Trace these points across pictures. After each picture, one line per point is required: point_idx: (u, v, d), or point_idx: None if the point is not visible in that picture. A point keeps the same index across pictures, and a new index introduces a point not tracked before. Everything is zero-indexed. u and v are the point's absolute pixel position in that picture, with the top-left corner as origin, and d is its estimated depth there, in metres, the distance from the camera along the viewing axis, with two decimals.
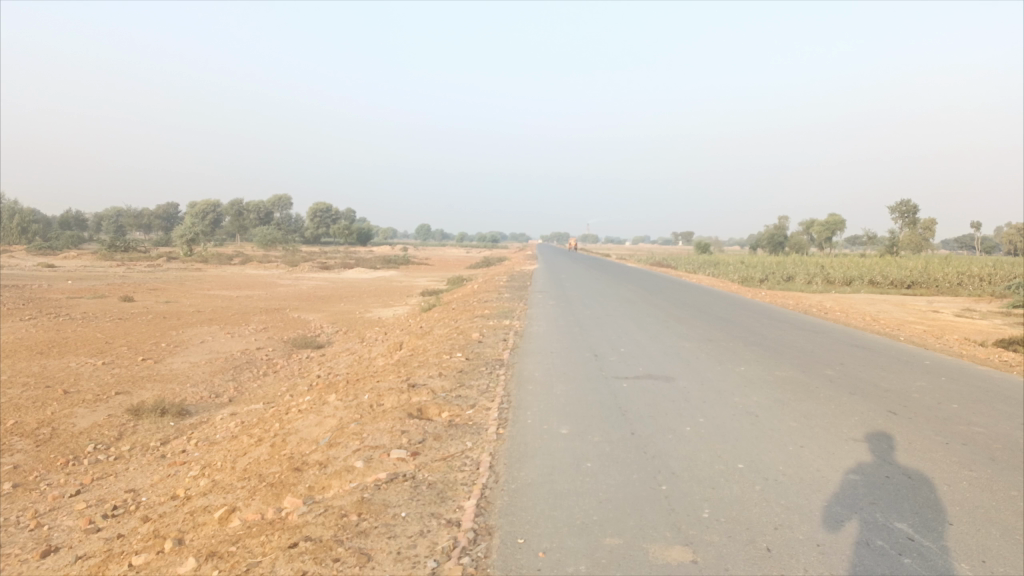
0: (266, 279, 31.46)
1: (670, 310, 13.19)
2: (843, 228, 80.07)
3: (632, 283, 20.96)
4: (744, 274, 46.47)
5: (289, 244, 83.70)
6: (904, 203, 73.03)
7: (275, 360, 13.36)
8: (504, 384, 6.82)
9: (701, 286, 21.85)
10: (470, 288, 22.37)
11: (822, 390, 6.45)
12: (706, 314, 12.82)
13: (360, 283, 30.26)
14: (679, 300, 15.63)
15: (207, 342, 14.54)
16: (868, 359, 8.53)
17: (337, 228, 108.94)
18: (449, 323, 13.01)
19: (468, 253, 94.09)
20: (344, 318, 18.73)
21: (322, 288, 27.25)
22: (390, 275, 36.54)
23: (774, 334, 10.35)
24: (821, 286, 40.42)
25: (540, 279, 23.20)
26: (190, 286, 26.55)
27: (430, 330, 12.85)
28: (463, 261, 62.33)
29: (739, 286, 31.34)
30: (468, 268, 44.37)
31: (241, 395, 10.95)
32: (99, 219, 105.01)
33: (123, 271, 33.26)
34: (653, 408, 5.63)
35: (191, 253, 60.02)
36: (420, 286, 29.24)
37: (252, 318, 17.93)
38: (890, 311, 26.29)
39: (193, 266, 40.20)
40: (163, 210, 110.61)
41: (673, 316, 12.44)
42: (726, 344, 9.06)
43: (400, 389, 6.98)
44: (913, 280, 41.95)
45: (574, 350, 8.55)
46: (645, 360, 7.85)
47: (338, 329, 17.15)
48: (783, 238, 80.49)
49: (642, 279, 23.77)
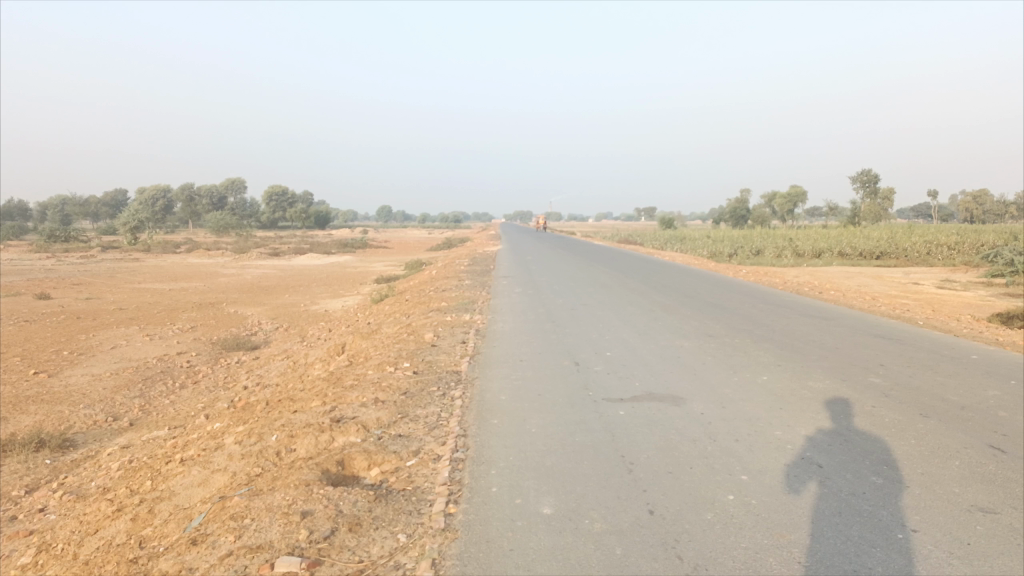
0: (209, 268, 29.28)
1: (655, 298, 11.52)
2: (806, 200, 79.80)
3: (603, 265, 19.35)
4: (712, 249, 45.41)
5: (244, 230, 80.76)
6: (865, 174, 72.56)
7: (197, 369, 11.44)
8: (459, 416, 5.07)
9: (677, 265, 20.34)
10: (428, 273, 20.53)
11: (884, 414, 4.85)
12: (697, 301, 11.17)
13: (311, 271, 28.24)
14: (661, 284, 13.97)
15: (119, 349, 12.54)
16: (906, 356, 6.98)
17: (295, 212, 106.19)
18: (399, 320, 11.21)
19: (431, 232, 91.93)
20: (286, 313, 16.76)
21: (268, 278, 25.10)
22: (345, 260, 34.54)
23: (784, 325, 8.74)
24: (791, 260, 39.48)
25: (504, 262, 21.40)
26: (121, 279, 24.28)
27: (378, 328, 11.04)
28: (424, 242, 60.47)
29: (711, 262, 30.01)
30: (428, 251, 42.57)
31: (147, 418, 9.07)
32: (42, 208, 100.22)
33: (53, 263, 30.84)
34: (671, 457, 3.95)
35: (137, 242, 57.02)
36: (376, 271, 27.33)
37: (180, 317, 15.87)
38: (870, 284, 25.07)
39: (133, 255, 37.69)
40: (110, 198, 106.59)
41: (660, 304, 10.78)
42: (733, 342, 7.44)
43: (320, 426, 5.16)
44: (883, 251, 41.22)
45: (550, 357, 6.81)
46: (643, 370, 6.15)
47: (278, 325, 15.26)
48: (746, 212, 80.06)
49: (614, 259, 22.18)
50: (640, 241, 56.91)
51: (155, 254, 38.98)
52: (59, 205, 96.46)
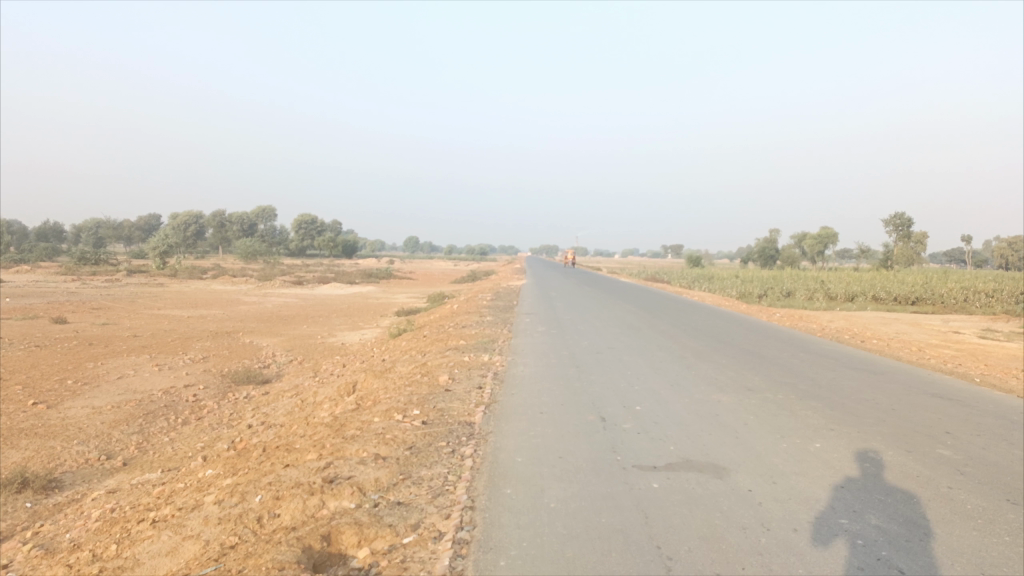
0: (231, 296, 29.01)
1: (686, 343, 10.81)
2: (836, 242, 78.55)
3: (629, 303, 18.69)
4: (740, 290, 44.48)
5: (271, 258, 81.11)
6: (898, 217, 71.30)
7: (202, 405, 10.92)
8: (468, 482, 4.43)
9: (707, 306, 19.59)
10: (448, 307, 20.01)
11: (966, 499, 4.14)
12: (732, 347, 10.44)
13: (332, 301, 27.87)
14: (691, 326, 13.27)
15: (125, 380, 12.09)
16: (973, 421, 6.24)
17: (323, 241, 106.95)
18: (415, 358, 10.63)
19: (457, 264, 91.80)
20: (301, 345, 16.27)
21: (288, 307, 24.72)
22: (367, 290, 34.18)
23: (829, 379, 8.01)
24: (823, 303, 38.45)
25: (527, 298, 20.81)
26: (141, 305, 24.03)
27: (392, 367, 10.45)
28: (448, 275, 60.20)
29: (740, 304, 29.19)
30: (452, 283, 42.17)
31: (142, 458, 8.53)
32: (76, 230, 101.83)
33: (77, 286, 30.81)
34: (717, 552, 3.29)
35: (164, 267, 57.32)
36: (397, 304, 26.87)
37: (193, 346, 15.44)
38: (908, 331, 24.07)
39: (158, 280, 37.71)
40: (144, 223, 108.55)
41: (692, 349, 10.09)
42: (776, 398, 6.74)
43: (311, 486, 4.54)
44: (918, 296, 40.03)
45: (573, 410, 6.17)
46: (677, 430, 5.49)
47: (292, 358, 14.75)
48: (775, 253, 79.00)
49: (640, 297, 21.51)
50: (667, 279, 56.06)
51: (178, 280, 38.92)
52: (92, 229, 97.96)
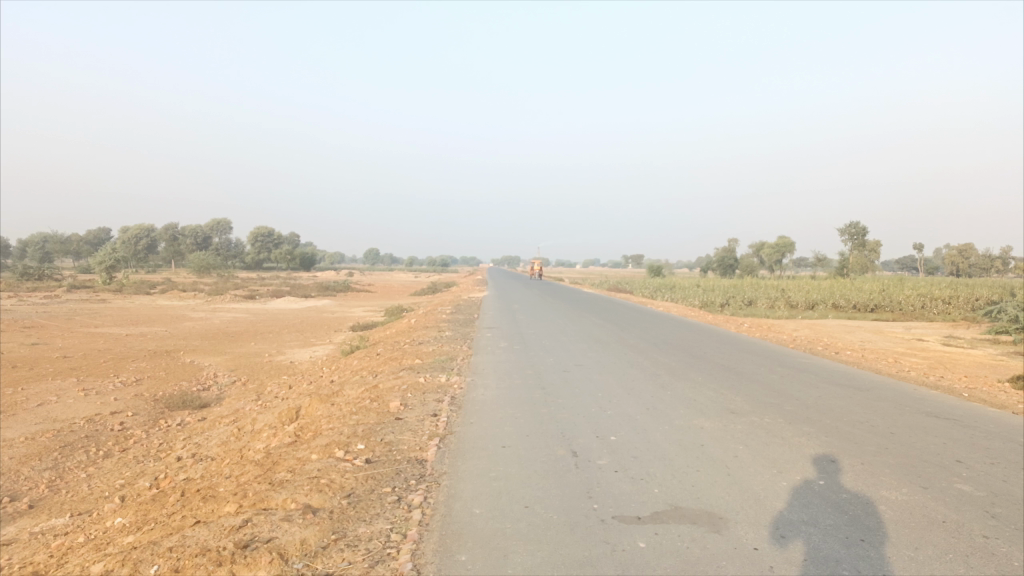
0: (178, 311, 27.65)
1: (658, 358, 10.13)
2: (793, 250, 79.43)
3: (594, 315, 18.03)
4: (703, 299, 44.34)
5: (226, 271, 78.98)
6: (852, 225, 72.28)
7: (130, 434, 9.87)
8: (415, 544, 3.62)
9: (673, 317, 19.03)
10: (406, 322, 19.12)
11: (1010, 552, 3.48)
12: (706, 362, 9.81)
13: (285, 316, 26.72)
14: (661, 340, 12.63)
15: (46, 407, 10.96)
16: (980, 445, 5.66)
17: (280, 254, 104.85)
18: (365, 380, 9.75)
19: (417, 276, 90.25)
20: (247, 364, 15.21)
21: (237, 323, 23.49)
22: (323, 304, 33.02)
23: (816, 398, 7.38)
24: (785, 311, 38.43)
25: (488, 311, 20.00)
26: (78, 322, 22.61)
27: (341, 389, 9.56)
28: (408, 287, 59.21)
29: (704, 313, 28.81)
30: (411, 296, 41.16)
31: (52, 499, 7.49)
32: (20, 245, 98.06)
33: (13, 303, 29.09)
34: None
35: (112, 282, 55.17)
36: (353, 318, 25.83)
37: (127, 368, 14.28)
38: (873, 340, 23.79)
39: (103, 295, 36.00)
40: (93, 236, 105.24)
41: (665, 366, 9.40)
42: (764, 423, 6.07)
43: (221, 552, 3.67)
44: (877, 304, 40.28)
45: (540, 443, 5.40)
46: (660, 466, 4.76)
47: (235, 379, 13.71)
48: (734, 263, 79.55)
49: (605, 308, 20.88)
50: (629, 290, 55.75)
51: (123, 295, 37.25)
52: (38, 243, 94.42)
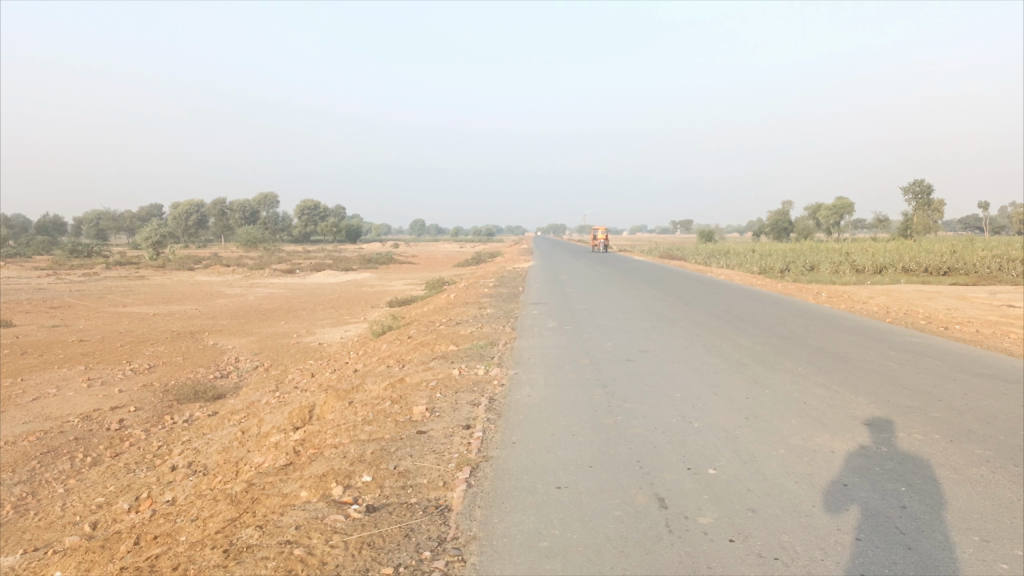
0: (213, 288, 26.65)
1: (741, 342, 8.42)
2: (852, 211, 75.78)
3: (651, 286, 16.34)
4: (760, 265, 42.00)
5: (272, 244, 78.83)
6: (917, 184, 68.47)
7: (127, 435, 8.62)
8: None
9: (739, 286, 17.19)
10: (445, 296, 17.65)
11: None
12: (801, 347, 8.10)
13: (321, 291, 25.51)
14: (736, 316, 10.92)
15: (41, 402, 9.81)
16: None
17: (325, 226, 104.54)
18: (390, 371, 8.27)
19: (463, 247, 88.79)
20: (272, 346, 13.93)
21: (271, 300, 22.35)
22: (363, 277, 31.80)
23: (964, 400, 5.68)
24: (852, 276, 35.98)
25: (534, 284, 18.39)
26: (108, 301, 21.72)
27: (362, 383, 8.08)
28: (452, 258, 57.89)
29: (767, 279, 26.76)
30: (455, 267, 39.74)
31: (13, 525, 6.22)
32: (76, 223, 99.79)
33: (52, 281, 28.46)
34: None
35: (158, 257, 55.02)
36: (392, 291, 24.51)
37: (142, 354, 13.12)
38: (959, 308, 21.39)
39: (144, 272, 35.40)
40: (144, 212, 106.75)
41: (752, 352, 7.72)
42: (918, 448, 4.43)
43: None
44: (951, 266, 37.48)
45: (609, 484, 3.83)
46: (798, 533, 3.18)
47: (257, 364, 12.44)
48: (789, 226, 76.26)
49: (662, 278, 19.12)
50: (681, 257, 53.33)
51: (163, 272, 36.66)
52: (93, 219, 95.84)
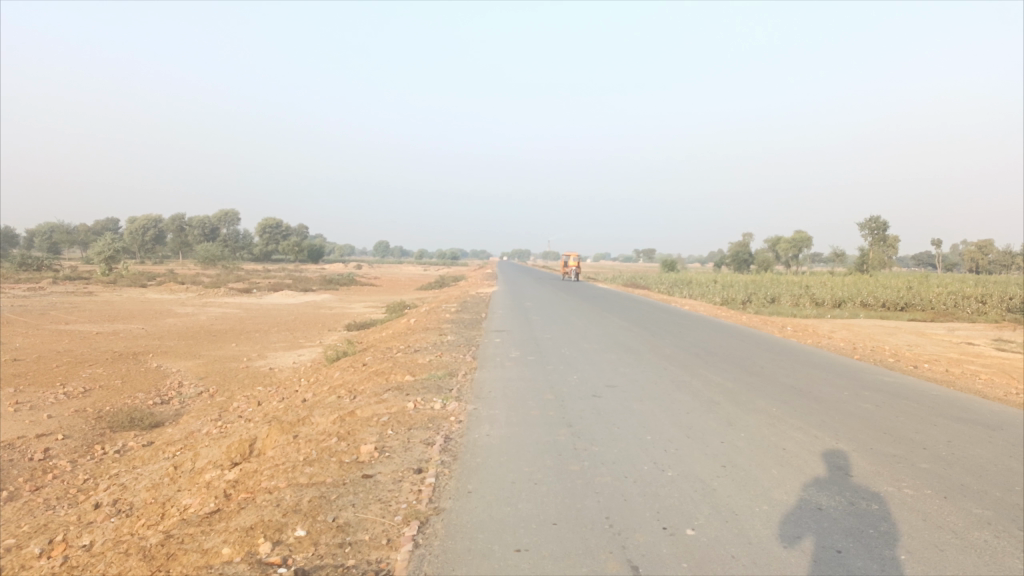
0: (164, 306, 25.66)
1: (712, 378, 8.05)
2: (811, 245, 77.07)
3: (616, 316, 16.02)
4: (722, 296, 42.18)
5: (230, 262, 77.20)
6: (874, 220, 69.94)
7: (50, 467, 7.88)
8: None
9: (704, 317, 16.98)
10: (404, 321, 17.11)
11: None
12: (774, 384, 7.76)
13: (277, 312, 24.72)
14: (704, 349, 10.60)
15: None
16: None
17: (286, 246, 103.05)
18: (340, 403, 7.72)
19: (426, 270, 88.03)
20: (219, 370, 13.23)
21: (223, 321, 21.50)
22: (322, 299, 31.04)
23: (949, 448, 5.36)
24: (812, 310, 36.25)
25: (497, 310, 17.94)
26: (49, 318, 20.65)
27: (310, 415, 7.51)
28: (415, 281, 57.18)
29: (730, 311, 26.72)
30: (417, 290, 39.16)
31: None
32: (26, 235, 96.76)
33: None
34: None
35: (110, 272, 53.33)
36: (351, 314, 23.84)
37: (78, 376, 12.30)
38: (919, 344, 21.45)
39: (92, 288, 34.10)
40: (100, 225, 104.04)
41: (724, 390, 7.35)
42: (910, 505, 4.07)
43: None
44: (907, 301, 38.03)
45: (577, 547, 3.37)
46: None
47: (201, 390, 11.73)
48: (749, 257, 77.21)
49: (626, 308, 18.85)
50: (644, 286, 53.38)
51: (113, 288, 35.39)
52: (45, 231, 92.98)
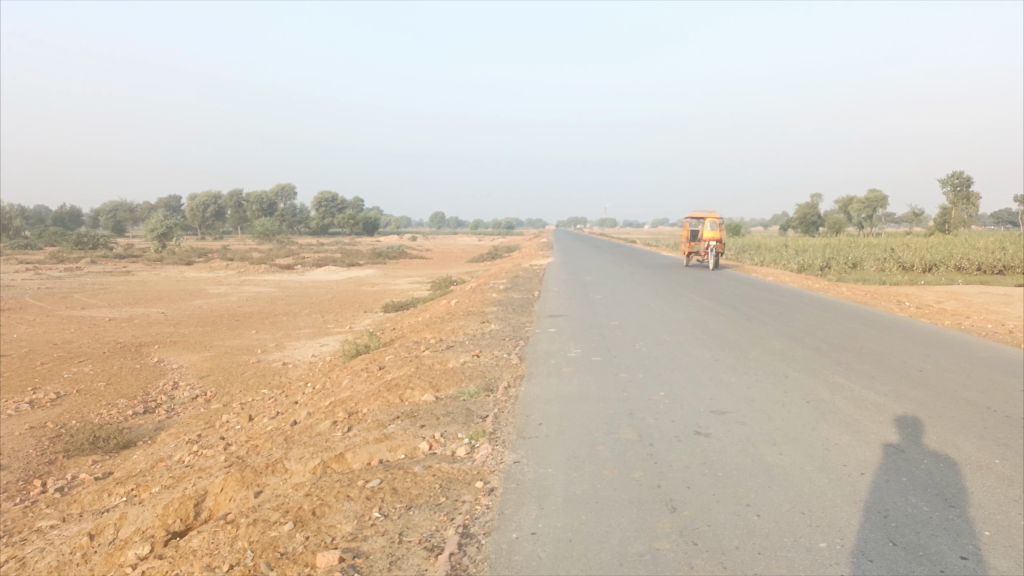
0: (198, 285, 24.07)
1: (864, 396, 5.59)
2: (886, 204, 72.11)
3: (694, 293, 13.54)
4: (797, 262, 38.99)
5: (285, 236, 76.56)
6: (959, 177, 64.61)
7: None
8: None
9: (797, 291, 14.36)
10: (445, 302, 14.95)
11: None
12: (965, 410, 5.27)
13: (315, 290, 22.91)
14: (826, 342, 8.09)
15: None
16: None
17: (342, 220, 102.53)
18: (329, 436, 5.48)
19: (480, 241, 86.11)
20: (225, 366, 11.25)
21: (253, 302, 19.66)
22: (366, 274, 29.22)
23: None
24: (900, 275, 32.86)
25: (551, 288, 15.63)
26: (69, 302, 19.09)
27: (283, 456, 5.26)
28: (468, 252, 55.23)
29: (813, 279, 23.83)
30: (469, 263, 37.00)
31: None
32: (93, 215, 98.42)
33: (27, 277, 25.97)
34: None
35: (164, 249, 52.78)
36: (394, 292, 21.84)
37: (60, 377, 10.44)
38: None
39: (136, 267, 32.89)
40: (161, 203, 105.39)
41: (894, 421, 4.92)
42: None
43: None
44: (1007, 263, 34.26)
45: None
46: None
47: (195, 395, 9.72)
48: (818, 219, 72.83)
49: (702, 281, 16.32)
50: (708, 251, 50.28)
51: (157, 266, 34.06)
52: (108, 210, 94.08)
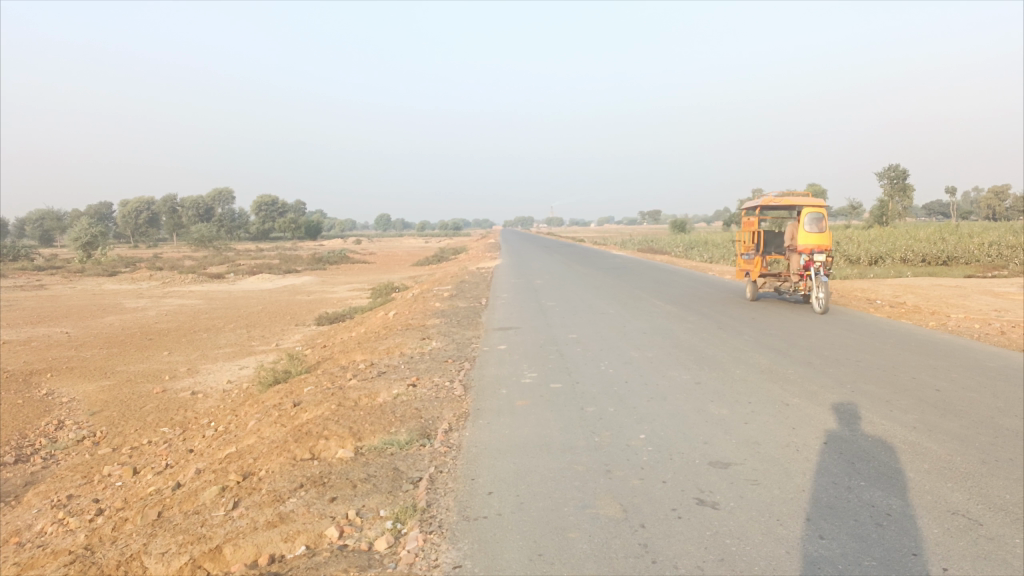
0: (114, 300, 22.01)
1: (893, 435, 4.48)
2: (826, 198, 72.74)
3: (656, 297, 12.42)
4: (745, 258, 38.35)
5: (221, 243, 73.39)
6: (897, 170, 65.34)
7: None
8: None
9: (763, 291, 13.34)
10: (382, 314, 13.48)
11: None
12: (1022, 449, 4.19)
13: (245, 301, 21.10)
14: (817, 356, 7.02)
15: None
16: None
17: (281, 224, 99.25)
18: (209, 516, 4.08)
19: (425, 243, 84.13)
20: (124, 399, 9.63)
21: (173, 317, 17.84)
22: (302, 282, 27.41)
23: None
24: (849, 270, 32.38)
25: (499, 294, 14.32)
26: None
27: (142, 550, 3.86)
28: (412, 256, 53.42)
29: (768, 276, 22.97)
30: (412, 268, 35.33)
31: None
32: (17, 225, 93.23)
33: None
34: None
35: (87, 260, 49.45)
36: (329, 301, 20.18)
37: None
38: (1009, 305, 17.75)
39: (51, 281, 30.32)
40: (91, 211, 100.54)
41: (948, 474, 3.79)
42: None
43: None
44: (951, 255, 34.15)
45: None
46: None
47: (80, 437, 8.13)
48: None
49: (660, 283, 15.22)
50: (656, 249, 49.54)
51: (74, 279, 31.46)
52: (33, 219, 89.32)
